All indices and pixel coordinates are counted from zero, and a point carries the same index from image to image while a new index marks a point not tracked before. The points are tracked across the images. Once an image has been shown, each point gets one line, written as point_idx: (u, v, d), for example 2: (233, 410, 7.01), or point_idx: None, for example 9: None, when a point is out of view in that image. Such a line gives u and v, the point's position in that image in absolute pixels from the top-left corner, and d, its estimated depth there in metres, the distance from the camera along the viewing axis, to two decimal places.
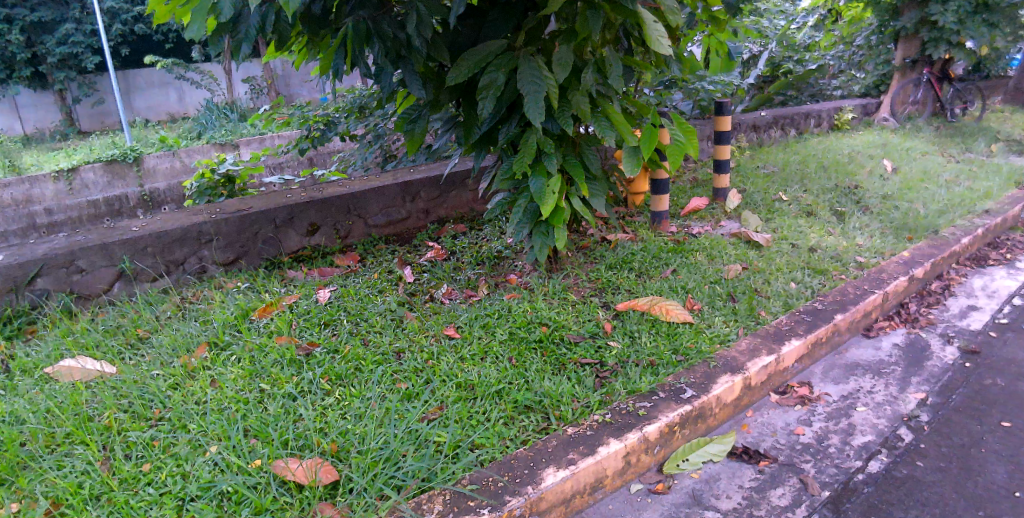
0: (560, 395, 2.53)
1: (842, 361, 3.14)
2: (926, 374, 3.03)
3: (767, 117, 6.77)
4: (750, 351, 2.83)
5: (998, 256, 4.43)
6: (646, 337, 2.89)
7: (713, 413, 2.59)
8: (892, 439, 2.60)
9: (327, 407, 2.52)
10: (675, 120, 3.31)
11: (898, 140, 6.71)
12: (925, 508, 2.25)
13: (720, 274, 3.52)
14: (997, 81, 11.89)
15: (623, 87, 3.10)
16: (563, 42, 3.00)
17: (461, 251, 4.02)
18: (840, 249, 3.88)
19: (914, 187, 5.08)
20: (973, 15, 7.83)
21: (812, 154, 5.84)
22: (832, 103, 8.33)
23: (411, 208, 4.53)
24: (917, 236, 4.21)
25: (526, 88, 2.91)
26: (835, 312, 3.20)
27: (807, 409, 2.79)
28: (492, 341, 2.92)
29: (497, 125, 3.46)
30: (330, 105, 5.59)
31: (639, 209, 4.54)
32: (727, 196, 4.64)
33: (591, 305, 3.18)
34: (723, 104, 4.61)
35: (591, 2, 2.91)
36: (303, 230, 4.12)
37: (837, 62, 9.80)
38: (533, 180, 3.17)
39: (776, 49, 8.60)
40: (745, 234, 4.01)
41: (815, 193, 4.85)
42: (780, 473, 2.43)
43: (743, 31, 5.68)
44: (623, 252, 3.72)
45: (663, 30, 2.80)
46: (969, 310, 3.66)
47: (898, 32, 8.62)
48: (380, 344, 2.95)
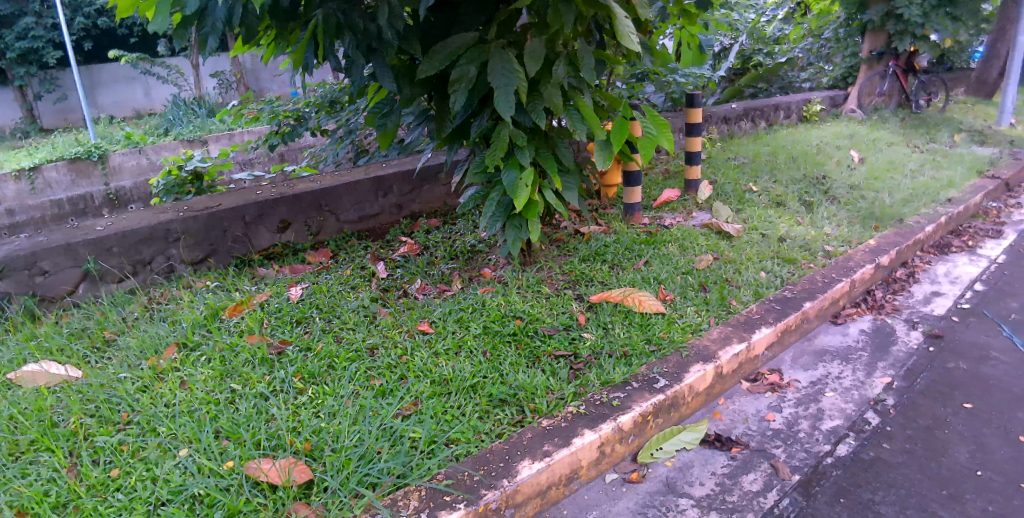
0: (534, 387, 2.53)
1: (811, 348, 3.19)
2: (892, 359, 3.10)
3: (737, 108, 6.84)
4: (722, 340, 2.87)
5: (961, 243, 4.54)
6: (619, 328, 2.91)
7: (685, 401, 2.62)
8: (860, 423, 2.66)
9: (300, 406, 2.49)
10: (645, 111, 3.29)
11: (865, 132, 6.84)
12: (891, 489, 2.31)
13: (692, 264, 3.55)
14: (959, 74, 12.12)
15: (594, 81, 3.10)
16: (536, 35, 3.01)
17: (434, 245, 4.00)
18: (808, 238, 3.95)
19: (880, 177, 5.18)
20: (937, 8, 7.99)
21: (782, 146, 5.92)
22: (802, 95, 8.45)
23: (384, 202, 4.50)
24: (883, 225, 4.29)
25: (497, 82, 2.91)
26: (804, 300, 3.26)
27: (777, 395, 2.83)
28: (466, 335, 2.91)
29: (469, 118, 3.45)
30: (301, 99, 5.53)
31: (612, 201, 4.56)
32: (699, 187, 4.68)
33: (565, 298, 3.19)
34: (694, 96, 4.65)
35: None
36: (274, 227, 4.06)
37: (805, 55, 9.95)
38: (505, 174, 3.16)
39: (746, 41, 8.84)
40: (716, 225, 4.05)
41: (784, 184, 4.92)
42: (752, 459, 2.46)
43: (715, 23, 5.75)
44: (596, 244, 3.74)
45: (633, 26, 2.78)
46: (932, 297, 3.75)
47: (865, 25, 8.77)
48: (353, 342, 2.92)
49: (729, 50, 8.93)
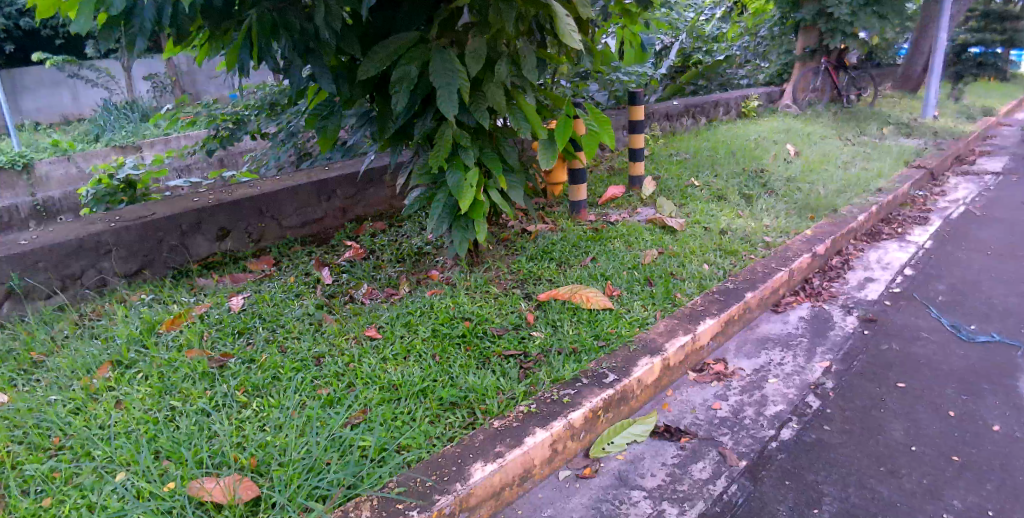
0: (485, 388, 2.52)
1: (753, 336, 3.28)
2: (829, 343, 3.22)
3: (678, 105, 6.99)
4: (668, 332, 2.92)
5: (891, 231, 4.75)
6: (568, 325, 2.93)
7: (634, 395, 2.65)
8: (801, 406, 2.75)
9: (244, 420, 2.41)
10: (588, 109, 3.31)
11: (800, 126, 7.10)
12: (833, 470, 2.39)
13: (638, 259, 3.60)
14: (886, 70, 12.72)
15: (536, 80, 3.10)
16: (477, 34, 2.99)
17: (380, 249, 3.94)
18: (749, 230, 4.06)
19: (814, 169, 5.37)
20: (864, 7, 8.34)
21: (721, 141, 6.08)
22: (740, 91, 8.70)
23: (327, 207, 4.41)
24: (819, 216, 4.46)
25: (439, 82, 2.88)
26: (746, 290, 3.35)
27: (723, 384, 2.90)
28: (415, 339, 2.87)
29: (412, 119, 3.41)
30: (239, 103, 5.36)
31: (558, 199, 4.59)
32: (643, 183, 4.76)
33: (513, 297, 3.19)
34: (636, 94, 4.73)
35: None
36: (213, 235, 3.92)
37: (743, 52, 10.24)
38: (450, 174, 3.14)
39: (685, 40, 9.04)
40: (660, 220, 4.12)
41: (724, 178, 5.05)
42: (700, 448, 2.51)
43: (655, 22, 5.85)
44: (543, 243, 3.76)
45: (574, 24, 2.79)
46: (866, 283, 3.91)
47: (798, 23, 9.09)
48: (297, 351, 2.84)
49: (669, 49, 9.12)
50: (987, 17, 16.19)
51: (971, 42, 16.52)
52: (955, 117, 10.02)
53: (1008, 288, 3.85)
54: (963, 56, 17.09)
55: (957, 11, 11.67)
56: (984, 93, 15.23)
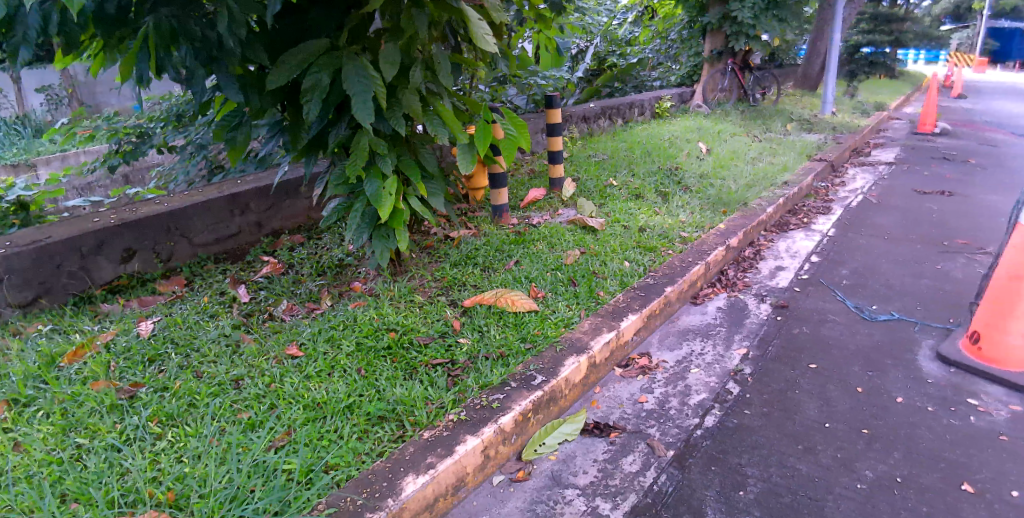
0: (413, 399, 2.48)
1: (674, 329, 3.39)
2: (745, 331, 3.36)
3: (595, 108, 7.15)
4: (592, 330, 2.96)
5: (797, 221, 5.02)
6: (494, 330, 2.93)
7: (563, 394, 2.68)
8: (722, 393, 2.85)
9: (159, 453, 2.26)
10: (506, 115, 3.30)
11: (710, 124, 7.41)
12: (756, 451, 2.49)
13: (561, 260, 3.65)
14: (787, 70, 13.49)
15: (453, 85, 3.08)
16: (390, 40, 2.95)
17: (300, 262, 3.82)
18: (666, 226, 4.19)
19: (725, 166, 5.61)
20: (765, 11, 8.81)
21: (637, 141, 6.26)
22: (653, 93, 9.00)
23: (241, 221, 4.23)
24: (731, 210, 4.66)
25: (352, 89, 2.81)
26: (665, 284, 3.45)
27: (648, 377, 2.97)
28: (339, 355, 2.79)
29: (326, 128, 3.32)
30: (142, 115, 5.07)
31: (480, 204, 4.59)
32: (563, 185, 4.83)
33: (439, 305, 3.16)
34: (552, 98, 4.80)
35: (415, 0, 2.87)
36: (117, 257, 3.67)
37: (655, 55, 10.59)
38: (367, 183, 3.07)
39: (600, 43, 9.27)
40: (581, 220, 4.19)
41: (641, 177, 5.20)
42: (630, 442, 2.56)
43: (570, 27, 5.96)
44: (467, 248, 3.75)
45: (488, 28, 2.79)
46: (776, 271, 4.11)
47: (705, 27, 9.49)
48: (214, 376, 2.70)
49: (585, 52, 9.30)
50: (875, 18, 17.43)
51: (863, 42, 17.72)
52: (850, 112, 10.73)
53: (902, 269, 4.15)
54: (855, 55, 18.31)
55: (847, 13, 12.50)
56: (874, 89, 16.41)
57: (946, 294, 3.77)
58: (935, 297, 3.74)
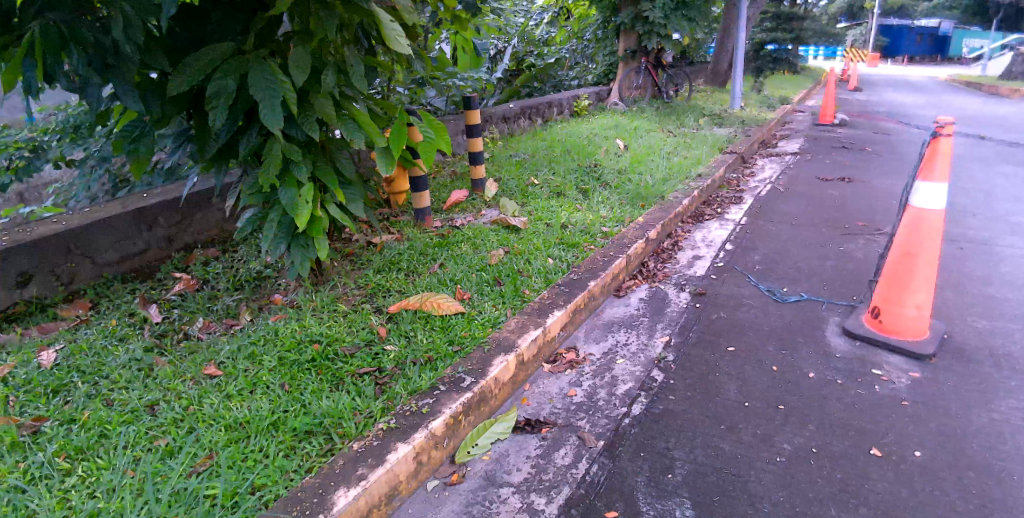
0: (340, 411, 2.42)
1: (599, 322, 3.46)
2: (666, 319, 3.48)
3: (515, 108, 7.21)
4: (519, 329, 2.99)
5: (711, 212, 5.24)
6: (421, 335, 2.90)
7: (493, 394, 2.68)
8: (648, 381, 2.94)
9: (69, 489, 2.11)
10: (422, 116, 3.22)
11: (627, 121, 7.62)
12: (681, 435, 2.58)
13: (485, 260, 3.66)
14: (698, 68, 14.06)
15: (367, 88, 2.99)
16: (298, 44, 2.85)
17: (215, 277, 3.66)
18: (587, 222, 4.28)
19: (642, 161, 5.79)
20: (675, 11, 9.15)
21: (557, 140, 6.36)
22: (572, 92, 9.17)
23: (150, 237, 3.99)
24: (649, 203, 4.81)
25: (260, 94, 2.71)
26: (589, 279, 3.52)
27: (576, 371, 3.02)
28: (261, 371, 2.69)
29: (236, 135, 3.19)
30: (33, 128, 4.71)
31: (403, 209, 4.54)
32: (485, 185, 4.85)
33: (363, 313, 3.10)
34: (471, 99, 4.80)
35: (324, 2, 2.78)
36: (11, 282, 3.40)
37: (572, 55, 10.78)
38: (282, 192, 2.97)
39: (518, 44, 9.35)
40: (504, 220, 4.22)
41: (562, 175, 5.29)
42: (561, 436, 2.60)
43: (487, 28, 5.98)
44: (390, 254, 3.71)
45: (401, 30, 2.71)
46: (694, 260, 4.28)
47: (619, 26, 9.75)
48: (125, 403, 2.54)
49: (503, 53, 9.33)
50: (777, 17, 18.41)
51: (767, 40, 18.68)
52: (756, 106, 11.29)
53: (808, 252, 4.41)
54: (760, 53, 19.27)
55: (751, 13, 13.15)
56: (778, 84, 17.33)
57: (848, 273, 4.03)
58: (839, 277, 3.99)
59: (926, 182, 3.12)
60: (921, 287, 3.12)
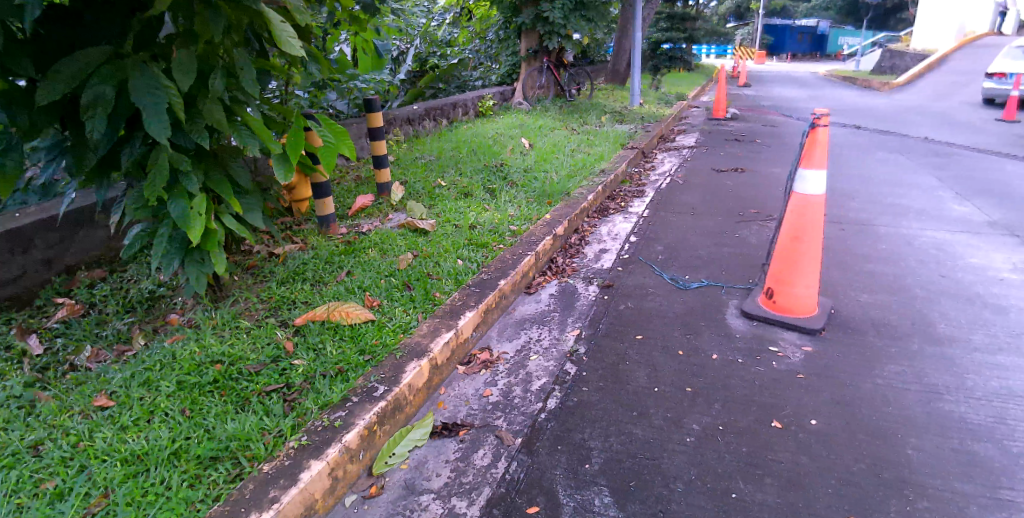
0: (247, 433, 2.30)
1: (511, 320, 3.49)
2: (577, 313, 3.56)
3: (419, 110, 7.14)
4: (431, 332, 2.96)
5: (615, 206, 5.41)
6: (330, 346, 2.81)
7: (408, 401, 2.64)
8: (561, 375, 2.99)
9: None
10: (320, 119, 3.05)
11: (531, 120, 7.72)
12: (597, 425, 2.64)
13: (393, 265, 3.61)
14: (598, 67, 14.49)
15: (260, 93, 2.82)
16: (182, 46, 2.67)
17: (103, 300, 3.38)
18: (495, 222, 4.30)
19: (547, 159, 5.88)
20: (573, 12, 9.36)
21: (463, 140, 6.35)
22: (476, 92, 9.19)
23: (25, 261, 3.63)
24: (555, 200, 4.89)
25: (141, 101, 2.52)
26: (499, 278, 3.54)
27: (491, 371, 3.03)
28: (158, 398, 2.51)
29: (117, 145, 2.96)
30: None
31: (306, 217, 4.38)
32: (391, 189, 4.77)
33: (267, 327, 2.97)
34: (371, 101, 4.70)
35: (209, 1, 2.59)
36: None
37: (475, 55, 10.81)
38: (171, 205, 2.77)
39: (420, 45, 9.27)
40: (411, 224, 4.17)
41: (468, 176, 5.29)
42: (479, 437, 2.59)
43: (387, 29, 5.88)
44: (294, 264, 3.58)
45: (294, 32, 2.48)
46: (601, 254, 4.39)
47: (519, 27, 9.86)
48: (4, 446, 2.29)
49: (405, 54, 9.21)
50: (671, 17, 19.26)
51: (662, 39, 19.50)
52: (654, 103, 11.76)
53: (707, 240, 4.63)
54: (656, 51, 20.08)
55: (645, 13, 13.67)
56: (674, 80, 18.14)
57: (743, 258, 4.28)
58: (735, 262, 4.22)
59: (807, 169, 3.33)
60: (808, 267, 3.35)
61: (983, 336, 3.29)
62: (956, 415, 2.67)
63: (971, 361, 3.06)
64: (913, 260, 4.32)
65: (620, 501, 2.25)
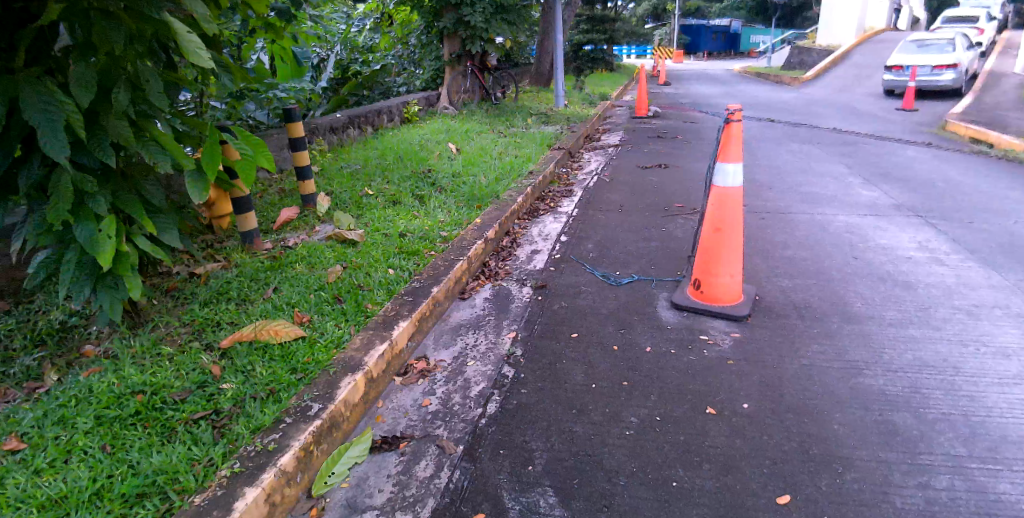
0: (175, 465, 2.17)
1: (447, 327, 3.46)
2: (512, 316, 3.57)
3: (342, 118, 6.98)
4: (365, 345, 2.89)
5: (545, 207, 5.47)
6: (260, 367, 2.70)
7: (344, 418, 2.57)
8: (500, 378, 2.99)
9: None
10: (237, 131, 2.90)
11: (457, 125, 7.70)
12: (538, 426, 2.65)
13: (322, 279, 3.51)
14: (522, 69, 14.61)
15: (169, 106, 2.66)
16: (79, 60, 2.50)
17: (9, 333, 3.07)
18: (426, 229, 4.26)
19: (475, 163, 5.88)
20: (494, 15, 9.41)
21: (389, 147, 6.26)
22: (400, 98, 9.09)
23: None
24: (485, 204, 4.90)
25: (35, 119, 2.34)
26: (432, 285, 3.50)
27: (428, 380, 2.99)
28: (75, 435, 2.32)
29: (12, 168, 2.74)
30: None
31: (227, 233, 4.21)
32: (316, 200, 4.65)
33: (191, 353, 2.82)
34: (291, 111, 4.56)
35: (106, 11, 2.42)
36: None
37: (398, 61, 10.68)
38: (77, 228, 2.56)
39: (340, 52, 9.08)
40: (339, 235, 4.08)
41: (396, 183, 5.22)
42: (420, 448, 2.55)
43: (303, 36, 5.72)
44: (217, 284, 3.43)
45: (201, 42, 2.31)
46: (533, 255, 4.43)
47: (441, 32, 9.82)
48: None
49: (326, 62, 9.00)
50: (591, 20, 19.67)
51: (583, 41, 19.88)
52: (578, 103, 11.97)
53: (634, 236, 4.75)
54: (579, 53, 20.45)
55: (565, 15, 13.89)
56: (597, 81, 18.52)
57: (670, 251, 4.40)
58: (663, 255, 4.34)
59: (726, 163, 3.45)
60: (731, 257, 3.48)
61: (895, 312, 3.52)
62: (875, 388, 2.84)
63: (885, 336, 3.26)
64: (829, 245, 4.57)
65: (564, 500, 2.26)
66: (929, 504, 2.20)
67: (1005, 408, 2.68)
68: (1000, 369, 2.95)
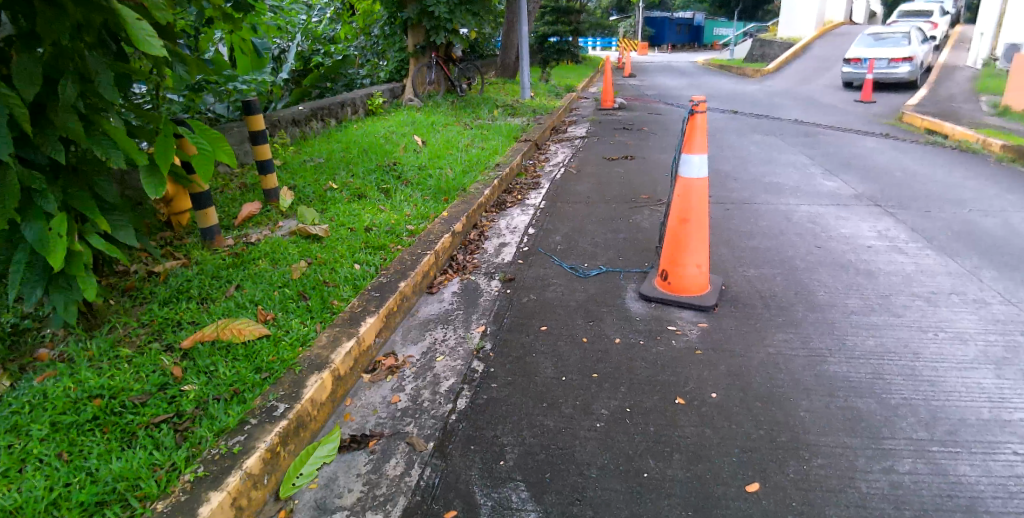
0: (136, 471, 2.09)
1: (415, 322, 3.43)
2: (481, 309, 3.55)
3: (304, 110, 6.84)
4: (331, 343, 2.85)
5: (513, 199, 5.45)
6: (223, 367, 2.63)
7: (311, 417, 2.52)
8: (469, 373, 2.97)
9: None
10: (193, 125, 2.74)
11: (423, 117, 7.60)
12: (508, 420, 2.64)
13: (286, 276, 3.44)
14: (488, 61, 14.51)
15: (120, 99, 2.53)
16: (22, 52, 2.37)
17: None
18: (392, 223, 4.21)
19: (440, 156, 5.83)
20: (459, 6, 9.32)
21: (353, 140, 6.17)
22: (364, 90, 8.93)
23: None
24: (451, 197, 4.86)
25: None
26: (398, 280, 3.46)
27: (397, 376, 2.95)
28: (30, 443, 2.21)
29: None
30: None
31: (187, 230, 4.09)
32: (278, 195, 4.55)
33: (151, 355, 2.73)
34: (250, 103, 4.42)
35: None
36: None
37: (361, 52, 10.49)
38: (25, 228, 2.44)
39: (302, 42, 8.87)
40: (303, 230, 4.01)
41: (361, 176, 5.15)
42: (389, 446, 2.51)
43: (264, 26, 5.56)
44: (177, 282, 3.33)
45: (152, 30, 2.17)
46: (501, 248, 4.41)
47: (405, 23, 9.69)
48: None
49: (286, 53, 8.76)
50: (556, 12, 19.66)
51: (549, 33, 19.77)
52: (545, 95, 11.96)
53: (602, 227, 4.77)
54: (544, 46, 20.36)
55: (531, 9, 13.82)
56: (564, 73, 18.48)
57: (638, 243, 4.44)
58: (631, 247, 4.37)
59: (692, 154, 3.45)
60: (697, 248, 3.51)
61: (857, 300, 3.60)
62: (840, 375, 2.90)
63: (849, 324, 3.34)
64: (792, 234, 4.66)
65: (536, 494, 2.26)
66: (893, 488, 2.26)
67: (964, 392, 2.77)
68: (957, 353, 3.05)
